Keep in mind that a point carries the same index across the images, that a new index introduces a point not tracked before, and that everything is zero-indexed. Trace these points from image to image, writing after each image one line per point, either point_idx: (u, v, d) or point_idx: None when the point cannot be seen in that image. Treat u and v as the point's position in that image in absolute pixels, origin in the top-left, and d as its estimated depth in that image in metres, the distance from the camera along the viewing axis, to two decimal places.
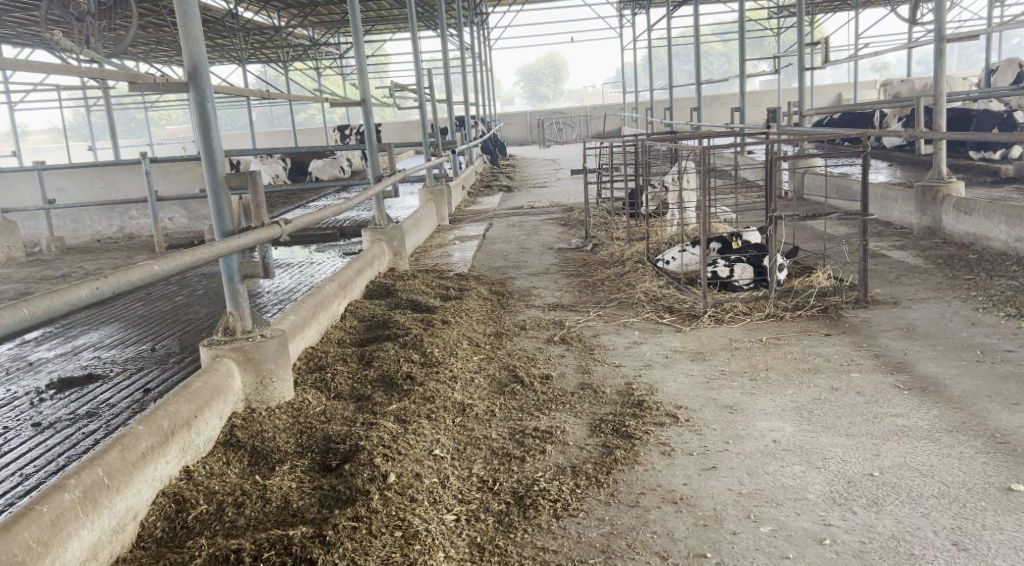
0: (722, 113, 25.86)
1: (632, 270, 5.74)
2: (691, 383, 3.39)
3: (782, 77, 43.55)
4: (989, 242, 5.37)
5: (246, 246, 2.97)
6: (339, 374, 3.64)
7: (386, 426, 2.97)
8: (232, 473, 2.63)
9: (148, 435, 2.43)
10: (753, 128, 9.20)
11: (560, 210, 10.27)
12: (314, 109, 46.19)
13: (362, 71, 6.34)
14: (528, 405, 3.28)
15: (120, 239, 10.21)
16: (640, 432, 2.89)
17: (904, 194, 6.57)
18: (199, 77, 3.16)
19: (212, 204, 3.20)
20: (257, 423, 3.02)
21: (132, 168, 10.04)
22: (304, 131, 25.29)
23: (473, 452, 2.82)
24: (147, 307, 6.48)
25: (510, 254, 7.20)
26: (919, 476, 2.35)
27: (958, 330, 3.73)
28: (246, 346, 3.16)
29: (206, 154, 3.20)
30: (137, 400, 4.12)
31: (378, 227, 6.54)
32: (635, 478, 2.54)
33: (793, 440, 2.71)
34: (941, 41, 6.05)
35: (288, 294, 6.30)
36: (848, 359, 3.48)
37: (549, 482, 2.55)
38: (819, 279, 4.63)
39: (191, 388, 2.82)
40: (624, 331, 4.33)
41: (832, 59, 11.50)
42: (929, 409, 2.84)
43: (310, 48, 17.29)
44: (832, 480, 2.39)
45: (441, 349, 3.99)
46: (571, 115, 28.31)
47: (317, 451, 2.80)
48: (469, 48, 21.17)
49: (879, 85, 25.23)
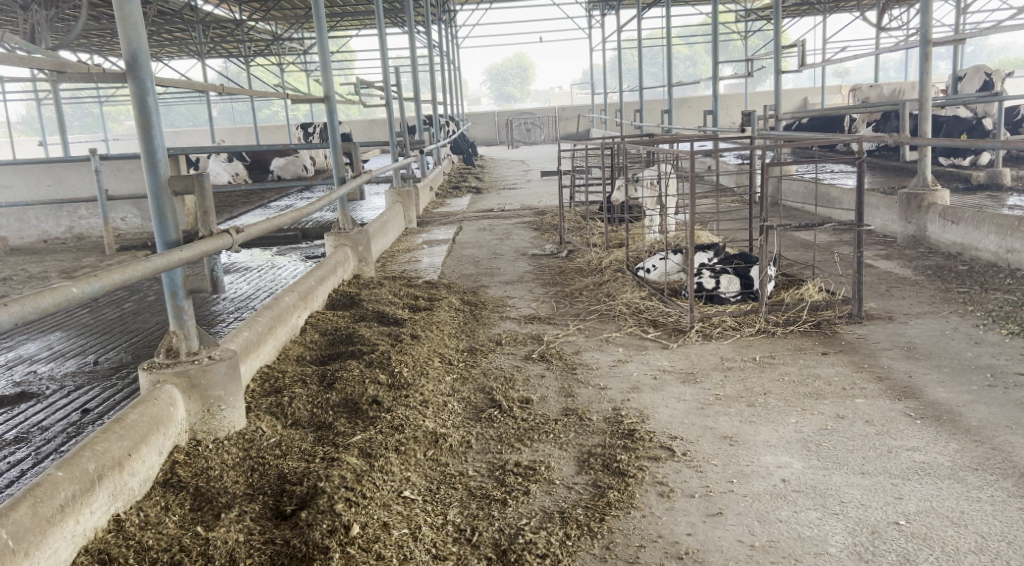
0: (693, 116, 25.81)
1: (611, 279, 5.48)
2: (684, 409, 3.12)
3: (750, 81, 43.80)
4: (977, 253, 5.22)
5: (189, 259, 2.60)
6: (298, 398, 3.28)
7: (349, 462, 2.63)
8: (172, 521, 2.25)
9: (70, 482, 2.05)
10: (729, 133, 8.98)
11: (531, 213, 9.99)
12: (278, 106, 45.49)
13: (325, 64, 5.92)
14: (507, 435, 2.97)
15: (69, 240, 9.63)
16: (634, 469, 2.60)
17: (886, 201, 6.40)
18: (139, 69, 2.79)
19: (153, 210, 2.84)
20: (203, 460, 2.66)
21: (81, 166, 9.46)
22: (266, 128, 24.62)
23: (447, 493, 2.50)
24: (94, 315, 6.01)
25: (482, 261, 6.87)
26: (950, 525, 2.11)
27: (961, 350, 3.52)
28: (191, 370, 2.80)
29: (146, 154, 2.83)
30: (74, 421, 3.69)
31: (342, 231, 6.18)
32: (633, 527, 2.25)
33: (805, 479, 2.45)
34: (927, 44, 5.84)
35: (246, 302, 5.92)
36: (849, 383, 3.24)
37: (536, 531, 2.25)
38: (810, 292, 4.40)
39: (125, 420, 2.45)
40: (607, 347, 4.04)
41: (806, 61, 11.31)
42: (946, 442, 2.61)
43: (272, 42, 16.70)
44: (855, 530, 2.13)
45: (410, 369, 3.65)
46: (541, 115, 28.12)
47: (270, 493, 2.44)
48: (437, 46, 20.71)
49: (845, 90, 25.49)
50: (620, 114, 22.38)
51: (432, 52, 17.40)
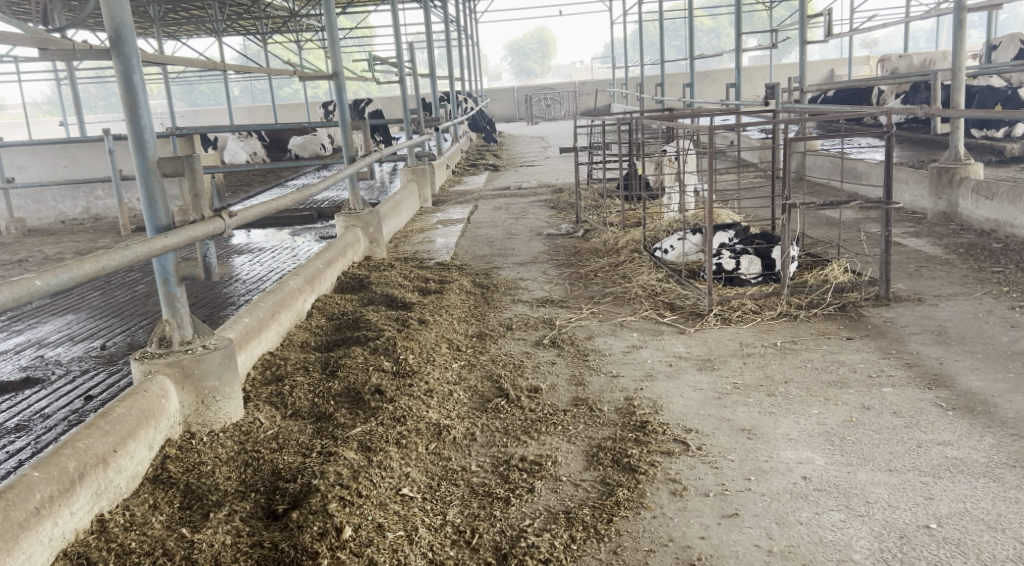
0: (716, 89, 25.29)
1: (628, 260, 5.32)
2: (700, 399, 2.97)
3: (775, 53, 42.87)
4: (1012, 230, 4.97)
5: (178, 245, 2.49)
6: (299, 387, 3.18)
7: (347, 457, 2.51)
8: (158, 522, 2.16)
9: (46, 483, 1.96)
10: (752, 106, 8.72)
11: (549, 191, 9.81)
12: (297, 84, 45.57)
13: (333, 40, 5.75)
14: (513, 427, 2.84)
15: (85, 220, 9.61)
16: (645, 464, 2.47)
17: (915, 175, 6.13)
18: (123, 45, 2.66)
19: (142, 194, 2.73)
20: (195, 454, 2.57)
21: (96, 146, 9.41)
22: (284, 106, 24.53)
23: (448, 491, 2.39)
24: (106, 297, 5.96)
25: (496, 241, 6.73)
26: (987, 530, 1.95)
27: (996, 334, 3.32)
28: (184, 360, 2.70)
29: (134, 135, 2.70)
30: (75, 410, 3.61)
31: (353, 211, 6.06)
32: (642, 529, 2.12)
33: (827, 477, 2.30)
34: (961, 10, 5.54)
35: (256, 284, 5.83)
36: (876, 370, 3.06)
37: (539, 533, 2.12)
38: (834, 273, 4.21)
39: (111, 415, 2.35)
40: (620, 332, 3.90)
41: (833, 31, 10.93)
42: (981, 436, 2.44)
43: (288, 19, 16.50)
44: (881, 534, 1.98)
45: (416, 356, 3.53)
46: (560, 90, 27.76)
47: (263, 491, 2.34)
48: (453, 21, 20.40)
49: (873, 61, 24.79)
50: (641, 89, 21.99)
51: (450, 27, 17.11)
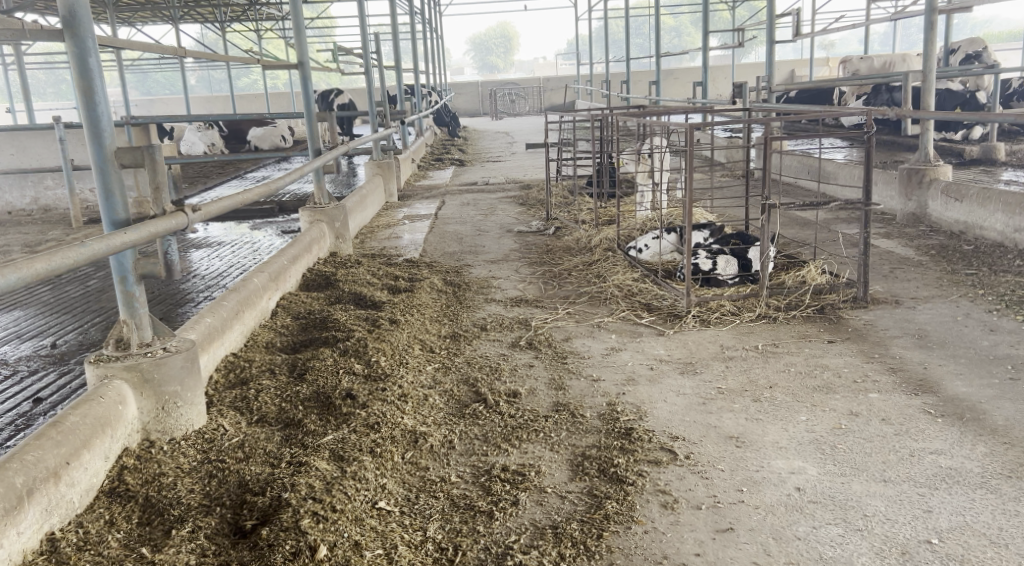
0: (680, 88, 25.40)
1: (601, 259, 5.23)
2: (684, 405, 2.89)
3: (736, 54, 43.28)
4: (982, 232, 5.01)
5: (138, 241, 2.31)
6: (265, 391, 3.01)
7: (319, 468, 2.36)
8: (115, 540, 1.99)
9: None
10: (721, 105, 8.70)
11: (517, 187, 9.68)
12: (256, 74, 44.58)
13: (298, 28, 5.52)
14: (493, 434, 2.72)
15: (34, 211, 9.13)
16: (632, 475, 2.37)
17: (884, 176, 6.17)
18: (78, 27, 2.46)
19: (98, 185, 2.53)
20: (156, 465, 2.39)
21: (47, 134, 9.00)
22: (243, 97, 23.90)
23: (427, 503, 2.26)
24: (56, 292, 5.65)
25: (465, 238, 6.59)
26: (990, 544, 1.89)
27: (976, 338, 3.31)
28: (143, 364, 2.52)
29: (90, 123, 2.50)
30: (23, 413, 3.38)
31: (317, 206, 5.85)
32: (634, 546, 2.02)
33: (820, 488, 2.23)
34: (933, 13, 5.56)
35: (217, 280, 5.59)
36: (860, 375, 3.02)
37: (526, 551, 2.00)
38: (812, 274, 4.17)
39: (64, 424, 2.17)
40: (598, 334, 3.80)
41: (799, 32, 11.00)
42: (974, 444, 2.40)
43: (248, 7, 16.02)
44: (882, 550, 1.91)
45: (388, 359, 3.38)
46: (525, 86, 27.62)
47: (230, 505, 2.18)
48: (418, 13, 20.09)
49: (833, 62, 25.19)
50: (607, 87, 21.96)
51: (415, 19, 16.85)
